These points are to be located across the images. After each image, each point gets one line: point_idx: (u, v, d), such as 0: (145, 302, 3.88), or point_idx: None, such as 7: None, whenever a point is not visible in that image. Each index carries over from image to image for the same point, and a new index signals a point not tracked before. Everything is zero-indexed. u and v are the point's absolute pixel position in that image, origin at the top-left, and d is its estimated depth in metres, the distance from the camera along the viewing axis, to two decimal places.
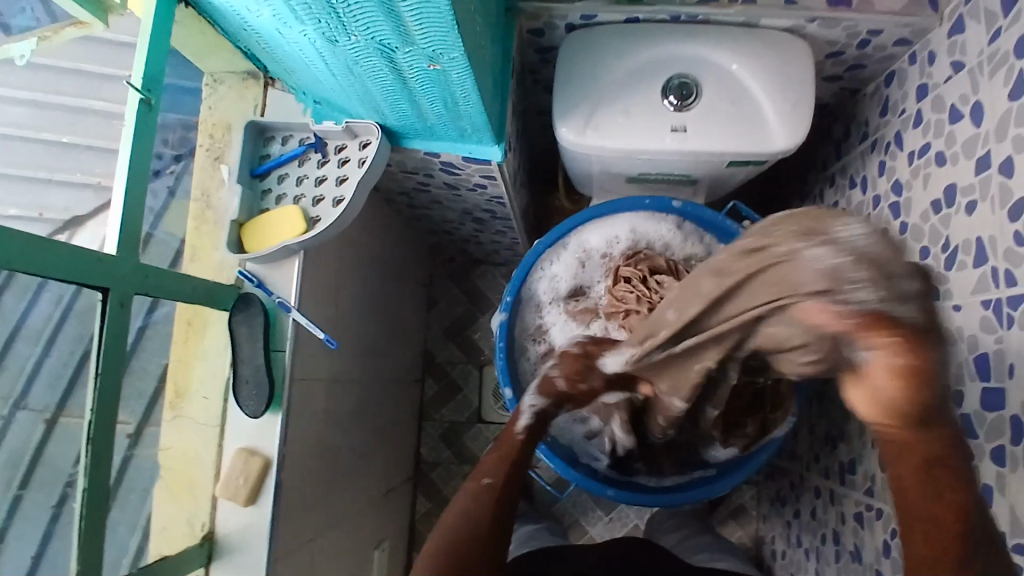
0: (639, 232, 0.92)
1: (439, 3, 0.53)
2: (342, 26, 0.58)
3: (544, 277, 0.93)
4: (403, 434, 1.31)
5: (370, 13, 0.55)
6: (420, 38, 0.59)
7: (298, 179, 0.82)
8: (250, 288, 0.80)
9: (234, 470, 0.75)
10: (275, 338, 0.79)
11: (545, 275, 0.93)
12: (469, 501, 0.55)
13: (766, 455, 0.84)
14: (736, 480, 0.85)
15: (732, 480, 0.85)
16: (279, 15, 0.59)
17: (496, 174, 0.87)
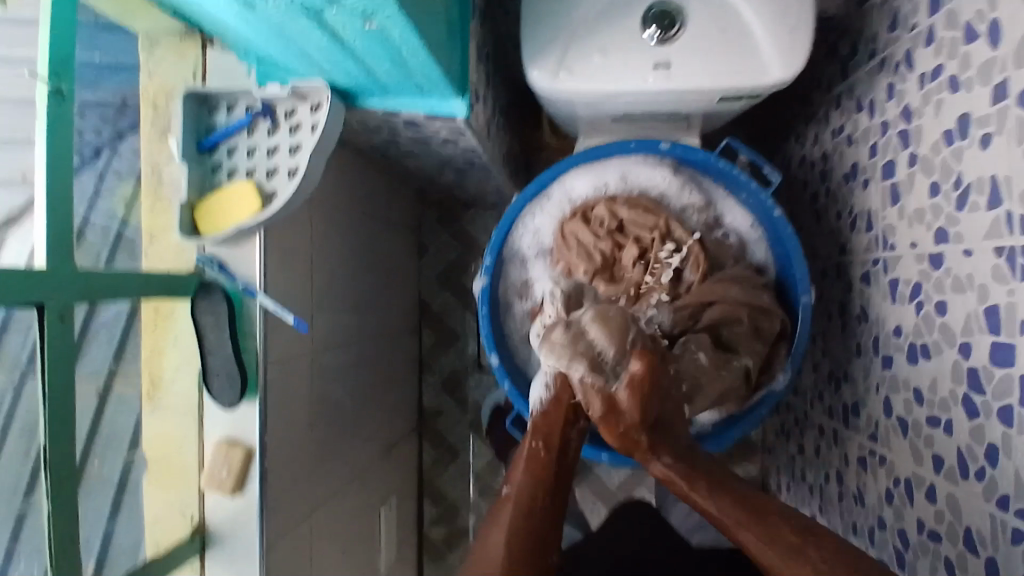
0: (631, 178, 0.86)
1: None
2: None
3: (527, 230, 0.87)
4: (404, 388, 1.30)
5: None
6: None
7: (249, 150, 0.76)
8: (210, 272, 0.76)
9: (217, 463, 0.74)
10: (242, 323, 0.75)
11: (528, 228, 0.87)
12: (519, 487, 0.57)
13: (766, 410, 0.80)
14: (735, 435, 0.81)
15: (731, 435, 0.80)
16: None
17: (464, 128, 0.80)
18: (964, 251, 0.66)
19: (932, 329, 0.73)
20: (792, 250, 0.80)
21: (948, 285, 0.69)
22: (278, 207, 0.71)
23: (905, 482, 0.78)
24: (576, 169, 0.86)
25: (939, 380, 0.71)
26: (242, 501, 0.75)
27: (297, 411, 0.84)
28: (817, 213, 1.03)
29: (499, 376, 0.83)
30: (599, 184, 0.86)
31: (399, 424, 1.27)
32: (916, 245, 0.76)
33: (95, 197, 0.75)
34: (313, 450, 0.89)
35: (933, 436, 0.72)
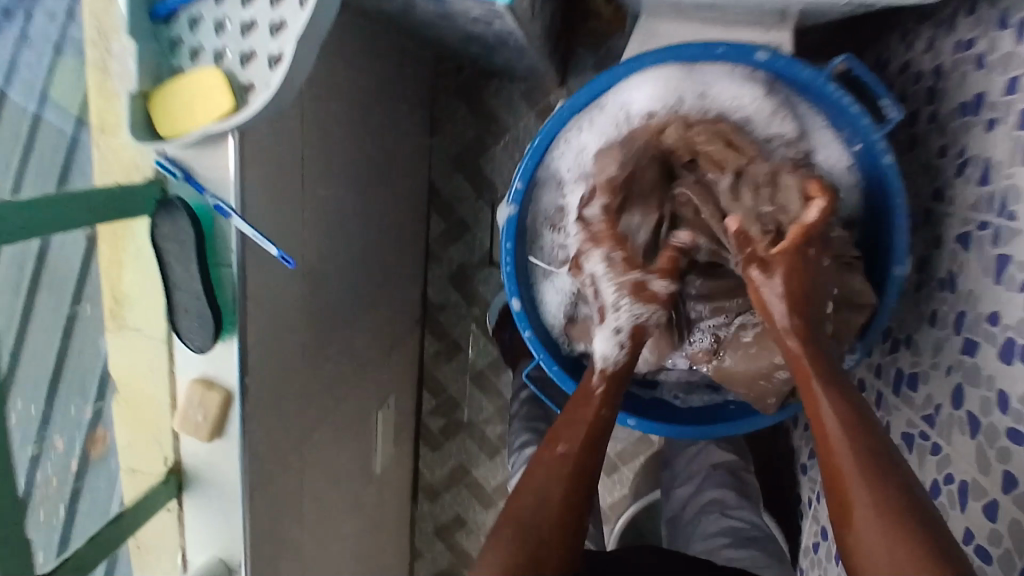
0: (711, 95, 0.68)
1: None
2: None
3: (569, 148, 0.71)
4: (408, 281, 1.19)
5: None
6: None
7: (217, 24, 0.57)
8: (174, 180, 0.61)
9: (191, 405, 0.65)
10: (215, 249, 0.61)
11: (571, 146, 0.70)
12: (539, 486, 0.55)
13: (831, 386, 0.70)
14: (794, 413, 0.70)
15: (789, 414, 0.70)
16: None
17: (501, 13, 0.61)
18: None
19: None
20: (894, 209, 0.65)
21: None
22: (256, 109, 0.55)
23: (961, 482, 0.70)
24: (641, 72, 0.67)
25: None
26: (222, 445, 0.67)
27: (289, 339, 0.74)
28: (912, 142, 0.85)
29: (518, 323, 0.71)
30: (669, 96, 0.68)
31: (400, 320, 1.18)
32: None
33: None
34: (307, 374, 0.80)
35: (1011, 451, 0.63)
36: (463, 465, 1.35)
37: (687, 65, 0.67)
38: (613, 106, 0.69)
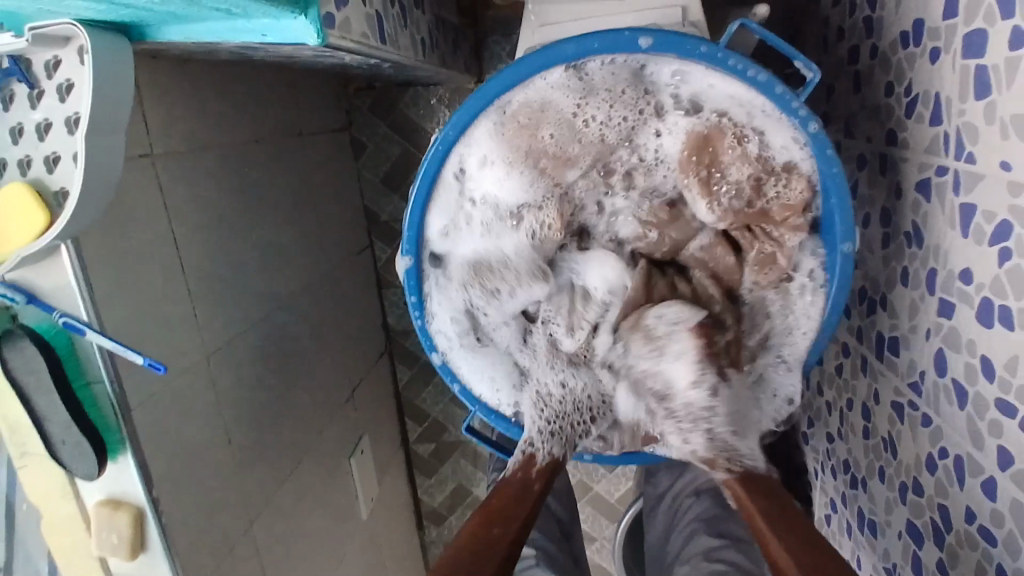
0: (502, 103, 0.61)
1: None
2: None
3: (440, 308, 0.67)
4: (363, 314, 1.13)
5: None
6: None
7: (12, 132, 0.51)
8: (17, 305, 0.55)
9: (103, 525, 0.59)
10: (80, 369, 0.55)
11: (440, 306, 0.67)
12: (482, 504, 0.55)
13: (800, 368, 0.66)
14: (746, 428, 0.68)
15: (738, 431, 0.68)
16: None
17: (340, 49, 0.52)
18: None
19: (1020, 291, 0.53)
20: (824, 153, 0.58)
21: None
22: (71, 210, 0.48)
23: (955, 457, 0.62)
24: (432, 205, 0.63)
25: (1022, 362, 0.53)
26: (148, 558, 0.61)
27: (206, 430, 0.68)
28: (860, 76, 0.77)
29: (445, 377, 0.67)
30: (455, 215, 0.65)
31: (363, 356, 1.12)
32: (1008, 167, 0.52)
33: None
34: (240, 455, 0.74)
35: (1002, 423, 0.56)
36: (462, 484, 1.29)
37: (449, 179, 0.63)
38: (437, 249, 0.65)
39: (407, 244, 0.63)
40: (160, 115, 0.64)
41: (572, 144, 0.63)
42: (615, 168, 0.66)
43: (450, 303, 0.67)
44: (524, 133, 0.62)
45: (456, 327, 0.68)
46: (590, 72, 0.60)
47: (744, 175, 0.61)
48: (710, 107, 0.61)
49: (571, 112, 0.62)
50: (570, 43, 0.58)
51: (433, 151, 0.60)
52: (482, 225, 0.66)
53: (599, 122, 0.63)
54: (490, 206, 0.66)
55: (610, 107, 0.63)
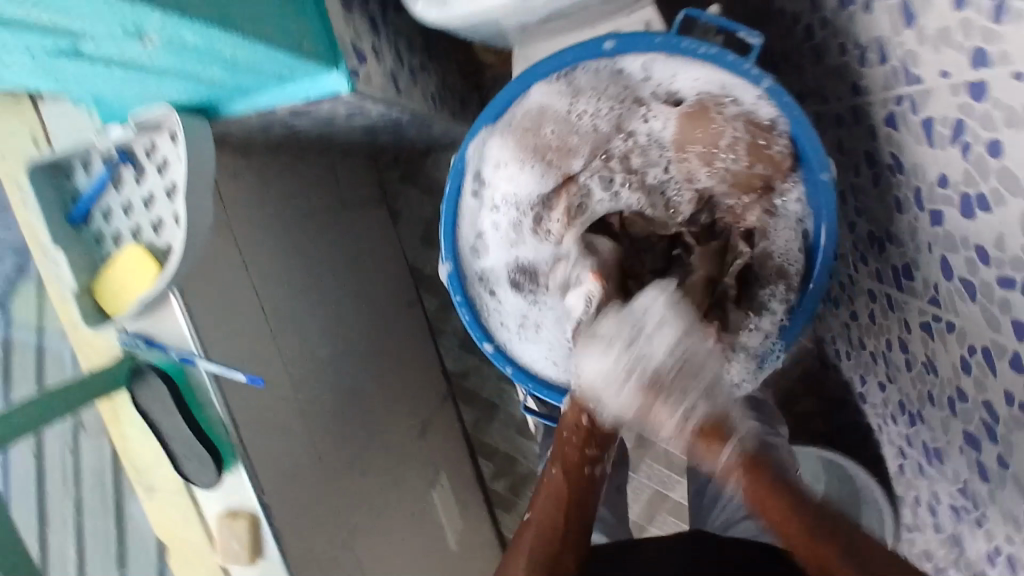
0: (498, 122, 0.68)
1: None
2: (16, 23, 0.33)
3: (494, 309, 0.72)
4: (423, 361, 1.22)
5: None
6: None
7: (124, 208, 0.62)
8: (140, 350, 0.65)
9: (225, 536, 0.68)
10: (194, 398, 0.66)
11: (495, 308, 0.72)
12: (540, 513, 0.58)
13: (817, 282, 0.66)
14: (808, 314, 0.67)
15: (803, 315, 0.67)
16: None
17: (365, 100, 0.64)
18: (1014, 73, 0.51)
19: (985, 175, 0.59)
20: (778, 99, 0.62)
21: (999, 121, 0.55)
22: (177, 261, 0.59)
23: (983, 350, 0.66)
24: (462, 217, 0.70)
25: (1006, 236, 0.58)
26: (266, 563, 0.69)
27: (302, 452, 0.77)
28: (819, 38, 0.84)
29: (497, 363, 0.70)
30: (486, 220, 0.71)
31: (428, 399, 1.20)
32: (947, 74, 0.60)
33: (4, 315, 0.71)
34: (334, 477, 0.83)
35: (1009, 300, 0.60)
36: None
37: (470, 197, 0.70)
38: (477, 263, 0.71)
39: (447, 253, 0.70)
40: (230, 191, 0.77)
41: (575, 137, 0.69)
42: (614, 154, 0.69)
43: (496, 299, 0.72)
44: (527, 135, 0.68)
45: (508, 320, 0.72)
46: (574, 78, 0.66)
47: (736, 133, 0.64)
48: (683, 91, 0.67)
49: (565, 111, 0.68)
50: (545, 62, 0.64)
51: (454, 170, 0.68)
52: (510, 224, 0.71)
53: (589, 113, 0.68)
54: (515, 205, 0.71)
55: (598, 100, 0.68)
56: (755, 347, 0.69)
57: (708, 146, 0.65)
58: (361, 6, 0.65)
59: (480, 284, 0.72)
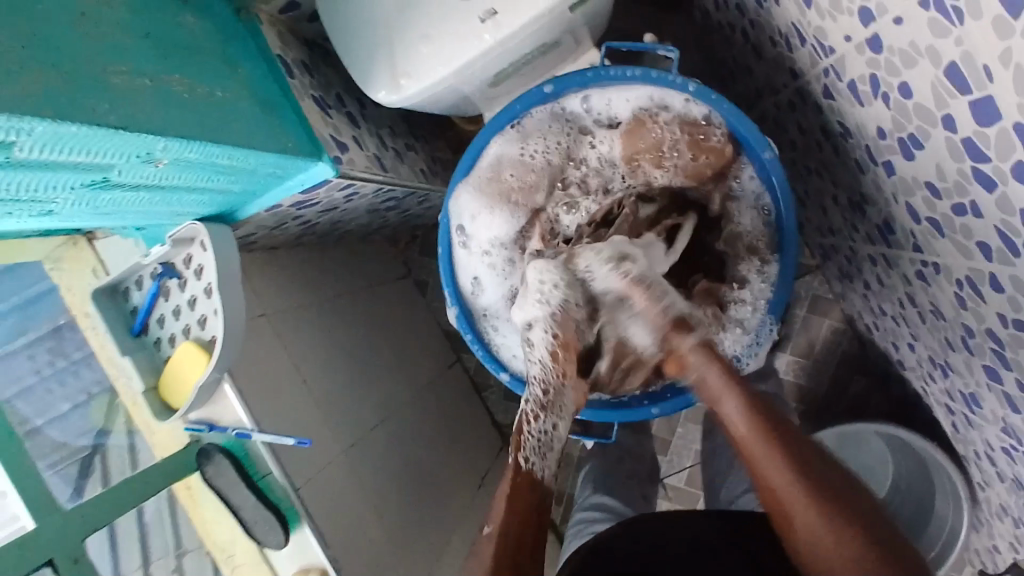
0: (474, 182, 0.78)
1: (101, 138, 0.42)
2: (63, 168, 0.43)
3: (500, 338, 0.81)
4: (472, 417, 1.27)
5: (92, 131, 0.41)
6: (147, 116, 0.46)
7: (173, 313, 0.73)
8: (204, 433, 0.74)
9: None
10: (256, 467, 0.74)
11: (500, 338, 0.81)
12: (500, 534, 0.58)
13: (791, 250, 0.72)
14: (790, 280, 0.73)
15: (788, 281, 0.72)
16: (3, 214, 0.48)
17: (352, 181, 0.75)
18: (894, 20, 0.57)
19: (908, 116, 0.63)
20: (708, 95, 0.71)
21: (899, 64, 0.60)
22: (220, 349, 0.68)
23: (967, 280, 0.68)
24: (456, 266, 0.80)
25: (943, 165, 0.62)
26: None
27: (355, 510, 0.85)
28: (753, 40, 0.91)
29: (517, 388, 0.78)
30: (476, 263, 0.80)
31: (483, 453, 1.23)
32: (850, 37, 0.66)
33: (93, 429, 0.78)
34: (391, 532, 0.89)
35: (967, 225, 0.63)
36: None
37: (460, 248, 0.80)
38: (477, 300, 0.81)
39: (451, 298, 0.79)
40: (264, 288, 0.88)
41: (534, 173, 0.77)
42: (570, 180, 0.78)
43: (499, 329, 0.81)
44: (493, 183, 0.77)
45: (509, 345, 0.81)
46: (524, 122, 0.77)
47: (673, 135, 0.72)
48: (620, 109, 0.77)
49: (518, 155, 0.77)
50: (500, 116, 0.76)
51: (443, 225, 0.78)
52: (496, 262, 0.80)
53: (540, 150, 0.77)
54: (496, 244, 0.79)
55: (546, 140, 0.77)
56: (748, 320, 0.74)
57: (646, 153, 0.74)
58: (340, 104, 0.77)
59: (483, 314, 0.81)
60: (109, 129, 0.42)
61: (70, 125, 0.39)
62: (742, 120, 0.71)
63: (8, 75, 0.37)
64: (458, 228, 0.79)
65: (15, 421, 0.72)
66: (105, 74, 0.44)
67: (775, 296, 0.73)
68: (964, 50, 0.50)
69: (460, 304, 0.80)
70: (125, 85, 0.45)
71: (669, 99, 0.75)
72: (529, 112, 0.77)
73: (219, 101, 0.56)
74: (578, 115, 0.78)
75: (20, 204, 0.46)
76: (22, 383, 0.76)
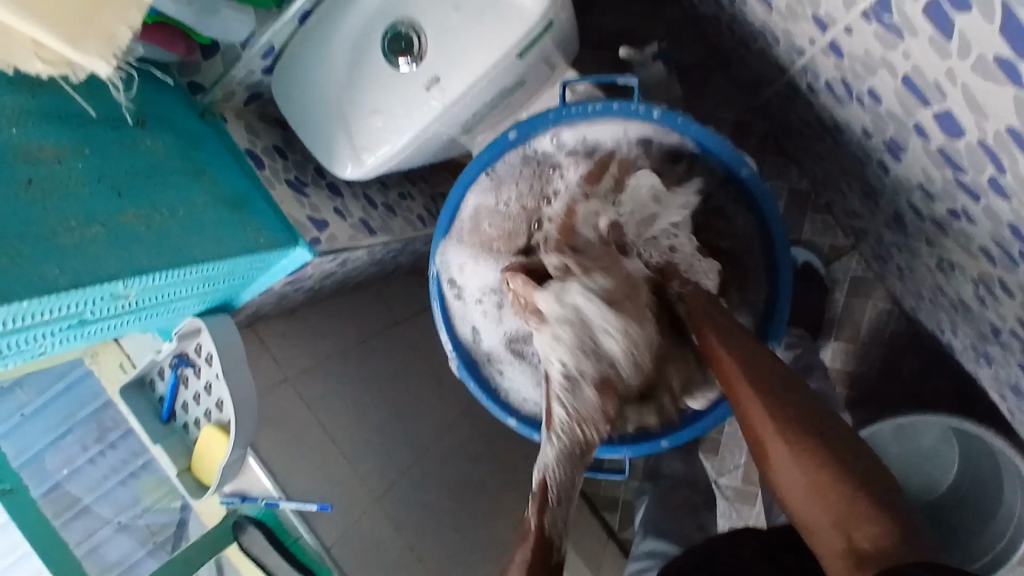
0: (457, 233, 0.77)
1: (52, 301, 0.47)
2: (32, 326, 0.49)
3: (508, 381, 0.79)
4: None
5: (43, 301, 0.46)
6: (100, 265, 0.50)
7: (194, 398, 0.79)
8: (239, 504, 0.81)
9: None
10: (287, 532, 0.81)
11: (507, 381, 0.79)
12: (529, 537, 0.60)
13: (787, 259, 0.69)
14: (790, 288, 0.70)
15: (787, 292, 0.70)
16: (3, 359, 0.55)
17: (340, 253, 0.77)
18: (845, 30, 0.53)
19: (885, 120, 0.59)
20: (678, 121, 0.68)
21: (862, 71, 0.56)
22: (235, 431, 0.73)
23: (979, 278, 0.64)
24: (454, 317, 0.79)
25: (928, 169, 0.58)
26: None
27: (397, 554, 0.90)
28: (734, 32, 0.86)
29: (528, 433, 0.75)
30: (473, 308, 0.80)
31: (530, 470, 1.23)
32: (813, 41, 0.61)
33: (136, 506, 0.87)
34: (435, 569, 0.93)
35: (965, 228, 0.59)
36: None
37: (454, 299, 0.80)
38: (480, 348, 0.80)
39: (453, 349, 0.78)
40: (285, 353, 0.92)
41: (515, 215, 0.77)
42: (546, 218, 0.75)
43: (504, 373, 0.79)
44: (475, 231, 0.77)
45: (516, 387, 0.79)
46: (495, 169, 0.75)
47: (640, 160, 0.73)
48: (587, 144, 0.74)
49: (493, 204, 0.77)
50: (470, 167, 0.74)
51: (433, 280, 0.77)
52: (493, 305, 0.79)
53: (514, 194, 0.76)
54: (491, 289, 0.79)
55: (519, 183, 0.76)
56: None
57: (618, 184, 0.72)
58: (319, 177, 0.79)
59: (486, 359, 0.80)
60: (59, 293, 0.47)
61: (20, 302, 0.44)
62: (712, 139, 0.68)
63: None
64: (451, 282, 0.79)
65: (61, 508, 0.82)
66: (56, 235, 0.48)
67: (779, 314, 0.70)
68: (912, 64, 0.47)
69: (462, 351, 0.78)
70: (78, 240, 0.49)
71: (638, 130, 0.72)
72: (497, 161, 0.74)
73: (183, 219, 0.59)
74: (547, 155, 0.75)
75: (12, 352, 0.53)
76: (73, 465, 0.85)
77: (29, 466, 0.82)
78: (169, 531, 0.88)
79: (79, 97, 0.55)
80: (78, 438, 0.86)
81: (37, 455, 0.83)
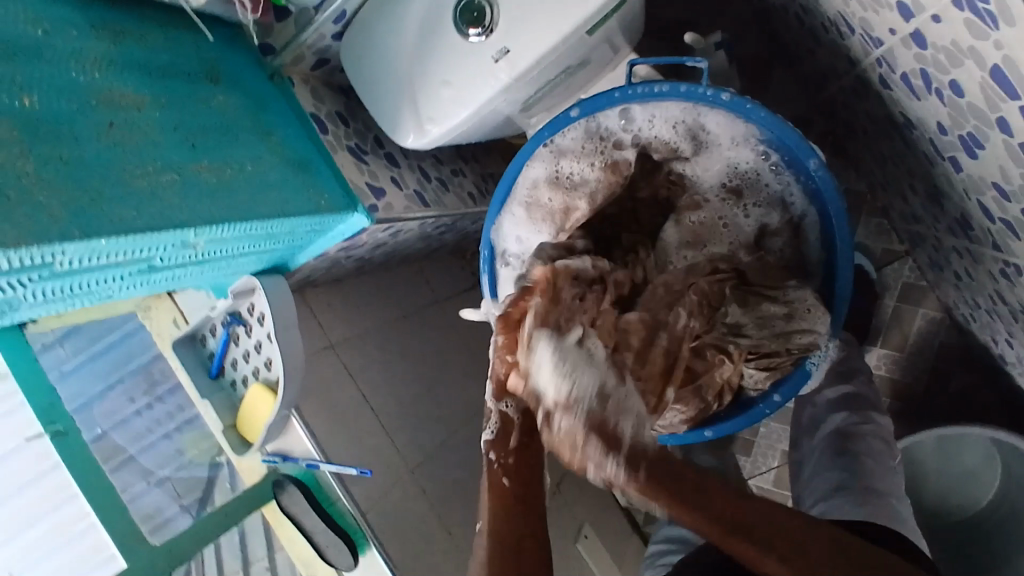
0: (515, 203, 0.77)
1: (127, 241, 0.48)
2: (105, 266, 0.50)
3: None
4: None
5: (119, 241, 0.47)
6: (174, 209, 0.51)
7: (243, 356, 0.80)
8: (280, 464, 0.83)
9: None
10: (325, 494, 0.83)
11: None
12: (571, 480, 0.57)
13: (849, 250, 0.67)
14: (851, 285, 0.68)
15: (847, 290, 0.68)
16: (73, 298, 0.57)
17: (394, 222, 0.77)
18: (933, 18, 0.52)
19: (964, 114, 0.57)
20: (748, 108, 0.66)
21: (946, 62, 0.54)
22: (283, 388, 0.74)
23: None
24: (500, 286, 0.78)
25: (1007, 168, 0.56)
26: None
27: (427, 526, 0.91)
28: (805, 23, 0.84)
29: None
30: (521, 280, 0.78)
31: None
32: (894, 31, 0.60)
33: (179, 458, 0.90)
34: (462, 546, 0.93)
35: None
36: None
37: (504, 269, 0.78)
38: None
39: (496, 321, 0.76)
40: (331, 320, 0.93)
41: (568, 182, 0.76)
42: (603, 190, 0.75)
43: None
44: (532, 202, 0.76)
45: None
46: (557, 142, 0.75)
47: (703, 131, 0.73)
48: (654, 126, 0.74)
49: (553, 175, 0.76)
50: (530, 143, 0.73)
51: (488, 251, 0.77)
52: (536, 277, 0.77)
53: (576, 166, 0.76)
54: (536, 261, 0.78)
55: (581, 157, 0.75)
56: None
57: None
58: (378, 146, 0.80)
59: None
60: (135, 234, 0.48)
61: (98, 241, 0.45)
62: (781, 126, 0.66)
63: (37, 207, 0.43)
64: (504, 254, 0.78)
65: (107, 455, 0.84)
66: (133, 177, 0.49)
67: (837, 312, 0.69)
68: (1004, 55, 0.45)
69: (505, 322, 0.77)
70: (154, 185, 0.51)
71: (706, 115, 0.71)
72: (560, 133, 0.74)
73: (250, 174, 0.60)
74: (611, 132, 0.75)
75: (80, 292, 0.54)
76: (122, 415, 0.88)
77: (79, 413, 0.84)
78: (198, 491, 0.90)
79: (160, 52, 0.57)
80: (126, 390, 0.89)
81: (86, 403, 0.85)
